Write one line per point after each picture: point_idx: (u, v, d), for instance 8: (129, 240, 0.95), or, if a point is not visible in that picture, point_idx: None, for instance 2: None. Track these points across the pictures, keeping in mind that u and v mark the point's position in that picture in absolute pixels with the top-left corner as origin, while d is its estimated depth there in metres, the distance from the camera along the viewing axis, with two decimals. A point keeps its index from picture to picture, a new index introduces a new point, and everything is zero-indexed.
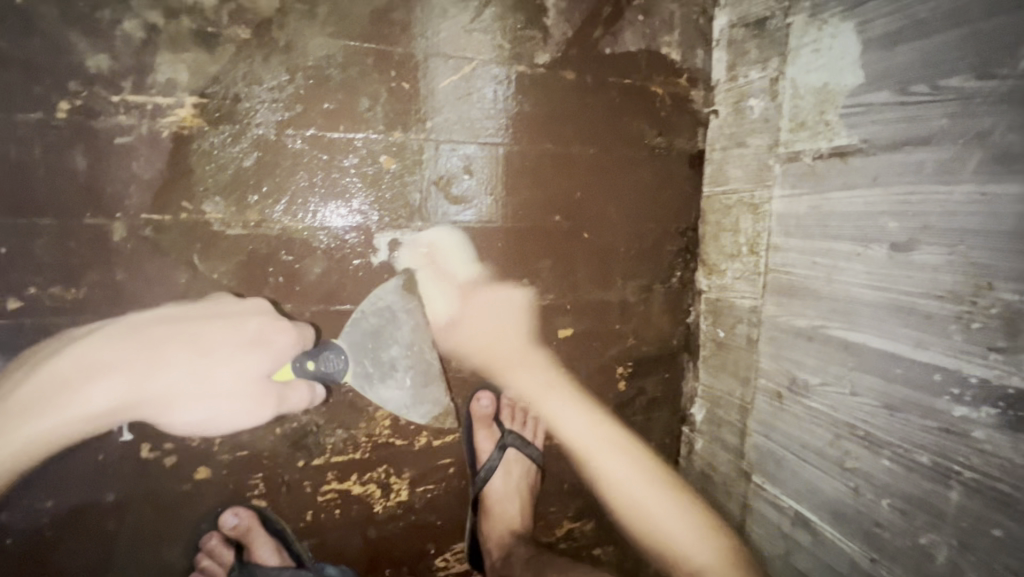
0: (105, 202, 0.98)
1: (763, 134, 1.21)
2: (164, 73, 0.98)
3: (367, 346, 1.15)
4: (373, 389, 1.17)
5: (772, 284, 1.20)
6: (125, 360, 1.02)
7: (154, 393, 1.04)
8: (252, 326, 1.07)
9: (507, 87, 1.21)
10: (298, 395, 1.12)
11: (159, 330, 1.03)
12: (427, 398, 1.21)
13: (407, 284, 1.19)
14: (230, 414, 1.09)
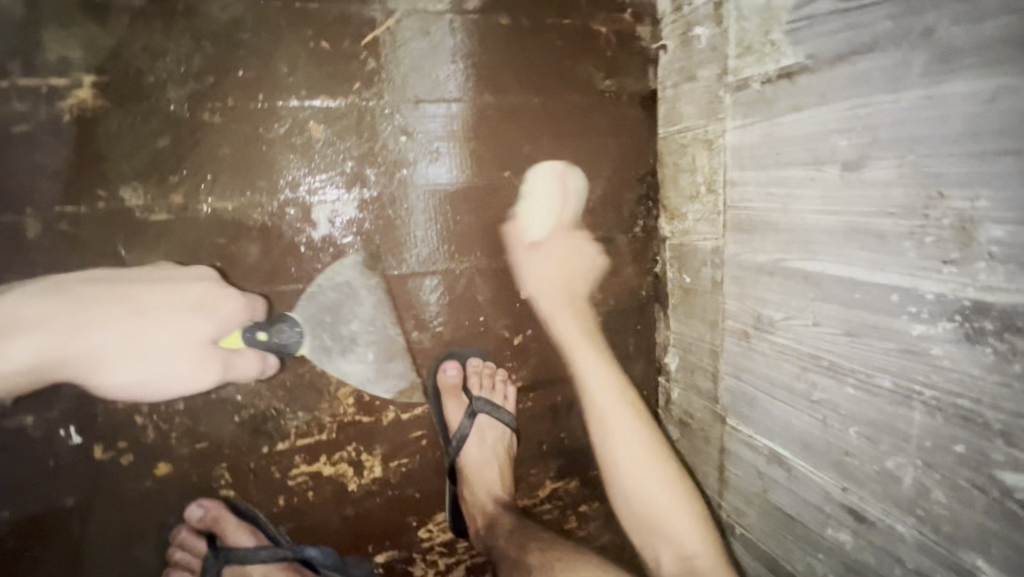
0: (13, 197, 0.92)
1: (711, 64, 1.14)
2: (55, 51, 0.91)
3: (326, 321, 1.14)
4: (332, 362, 1.16)
5: (732, 222, 1.15)
6: (42, 319, 0.91)
7: (74, 354, 0.93)
8: (195, 288, 0.99)
9: (436, 37, 1.14)
10: (246, 364, 1.06)
11: (85, 288, 0.94)
12: (391, 371, 1.21)
13: (367, 262, 1.15)
14: (168, 382, 1.00)
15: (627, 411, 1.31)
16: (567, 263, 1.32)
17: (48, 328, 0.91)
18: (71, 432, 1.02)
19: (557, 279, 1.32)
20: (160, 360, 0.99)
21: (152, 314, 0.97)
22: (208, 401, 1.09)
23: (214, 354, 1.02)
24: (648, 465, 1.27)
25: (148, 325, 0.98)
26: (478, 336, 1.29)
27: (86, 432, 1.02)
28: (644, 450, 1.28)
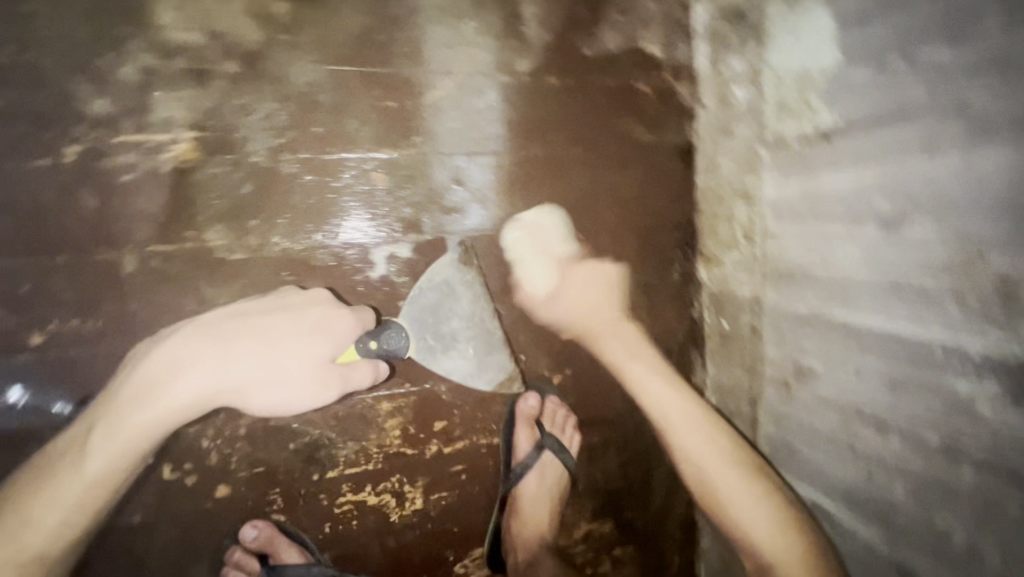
0: (114, 236, 1.03)
1: (749, 122, 1.20)
2: (162, 111, 1.03)
3: (428, 321, 1.20)
4: (436, 360, 1.22)
5: (772, 272, 1.19)
6: (198, 354, 1.04)
7: (229, 384, 1.07)
8: (318, 310, 1.11)
9: (491, 96, 1.24)
10: (360, 373, 1.14)
11: (229, 325, 1.07)
12: (491, 363, 1.28)
13: (462, 258, 1.24)
14: (300, 397, 1.11)
15: (694, 426, 1.32)
16: (594, 302, 1.36)
17: (209, 363, 1.05)
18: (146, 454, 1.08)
19: (590, 312, 1.36)
20: (296, 378, 1.10)
21: (285, 338, 1.10)
22: (268, 427, 1.16)
23: (334, 367, 1.11)
24: (693, 416, 1.33)
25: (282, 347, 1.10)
26: (519, 374, 1.33)
27: (159, 454, 1.10)
28: (703, 434, 1.30)
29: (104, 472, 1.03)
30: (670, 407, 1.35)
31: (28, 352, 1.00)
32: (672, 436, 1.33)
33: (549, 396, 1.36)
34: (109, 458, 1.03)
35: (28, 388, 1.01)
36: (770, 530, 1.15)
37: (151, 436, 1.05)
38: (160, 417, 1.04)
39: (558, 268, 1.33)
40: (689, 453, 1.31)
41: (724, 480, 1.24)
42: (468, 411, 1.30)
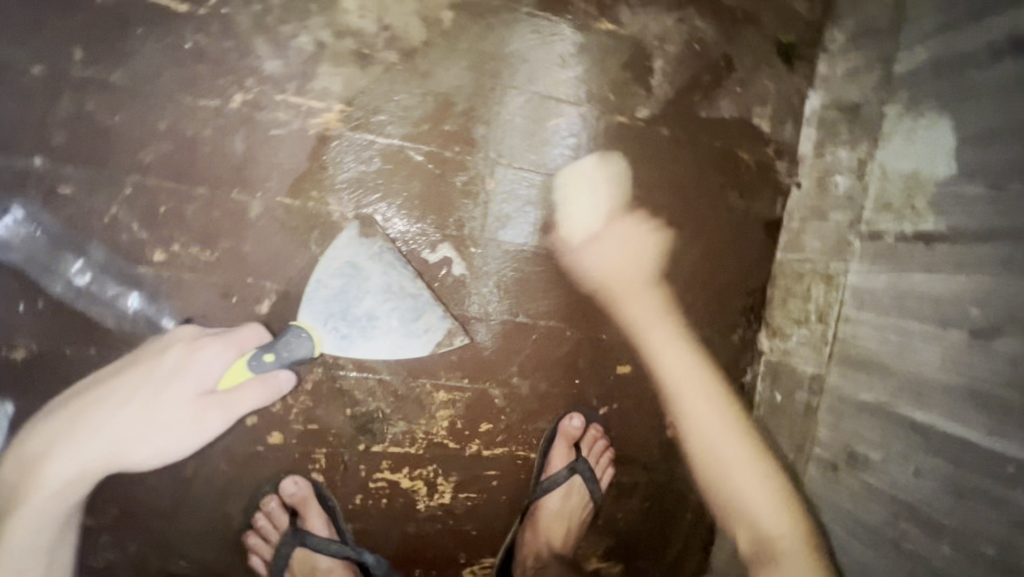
0: (251, 181, 1.11)
1: (846, 211, 1.25)
2: (322, 82, 1.13)
3: (335, 310, 1.12)
4: (356, 346, 1.13)
5: (839, 355, 1.22)
6: (82, 421, 1.03)
7: (101, 449, 1.03)
8: (181, 348, 1.06)
9: (605, 132, 1.31)
10: (249, 397, 1.07)
11: (101, 390, 1.05)
12: (421, 329, 1.17)
13: (360, 232, 1.17)
14: (191, 435, 1.06)
15: (698, 386, 1.43)
16: (634, 259, 1.37)
17: (69, 442, 1.03)
18: None
19: (623, 273, 1.37)
20: (177, 422, 1.05)
21: (159, 391, 1.05)
22: (332, 389, 1.21)
23: (214, 397, 1.05)
24: (722, 426, 1.40)
25: (156, 396, 1.05)
26: (569, 397, 1.37)
27: None
28: (687, 353, 1.42)
29: (20, 560, 1.02)
30: (680, 362, 1.42)
31: (148, 268, 1.08)
32: (693, 416, 1.41)
33: (591, 424, 1.38)
34: (23, 545, 1.02)
35: (143, 299, 1.08)
36: (784, 534, 1.23)
37: (57, 512, 1.05)
38: (53, 502, 1.04)
39: (606, 224, 1.34)
40: (705, 444, 1.40)
41: (755, 493, 1.30)
42: (514, 420, 1.34)
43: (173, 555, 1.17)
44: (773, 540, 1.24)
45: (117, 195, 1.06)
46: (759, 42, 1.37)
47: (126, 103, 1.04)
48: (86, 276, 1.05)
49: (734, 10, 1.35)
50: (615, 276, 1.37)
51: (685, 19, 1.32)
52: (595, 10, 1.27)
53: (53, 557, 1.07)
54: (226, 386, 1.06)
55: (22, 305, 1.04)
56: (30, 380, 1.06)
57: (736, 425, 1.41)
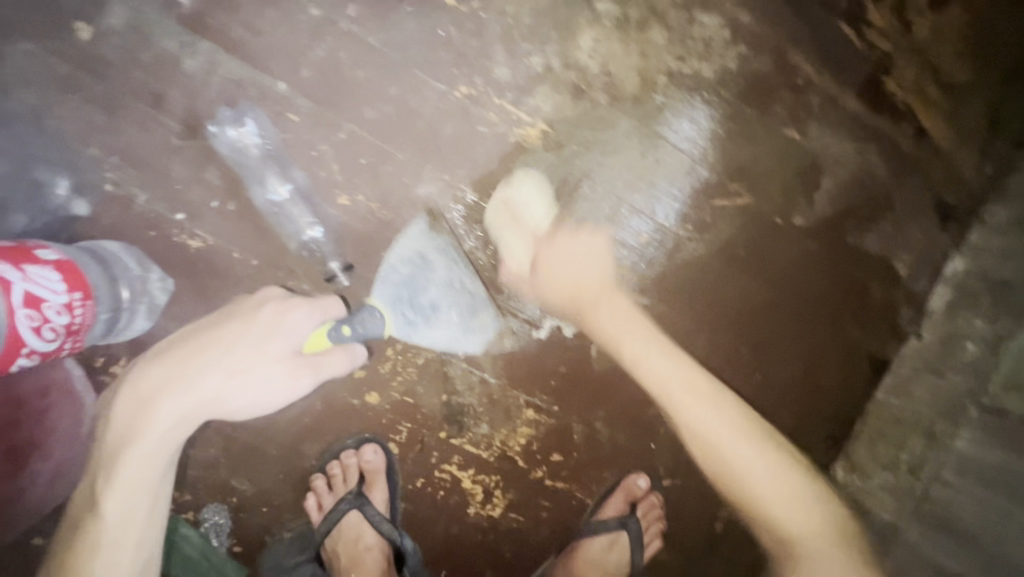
0: (445, 163, 1.20)
1: (967, 378, 1.29)
2: (537, 100, 1.22)
3: (403, 295, 1.15)
4: (418, 332, 1.18)
5: (925, 512, 1.24)
6: (187, 365, 1.00)
7: (199, 400, 0.99)
8: (274, 310, 1.03)
9: (758, 225, 1.35)
10: (335, 364, 1.04)
11: (205, 336, 1.03)
12: (477, 327, 1.24)
13: (431, 225, 1.20)
14: (283, 392, 1.02)
15: (660, 345, 1.20)
16: (598, 256, 1.27)
17: (176, 389, 0.99)
18: None
19: (572, 292, 1.24)
20: (270, 379, 1.01)
21: (257, 348, 1.01)
22: (438, 371, 1.25)
23: (304, 358, 1.02)
24: (731, 418, 1.16)
25: (255, 354, 1.01)
26: (639, 458, 1.36)
27: None
28: (675, 359, 1.19)
29: (127, 500, 0.98)
30: (672, 380, 1.17)
31: (332, 207, 1.16)
32: (669, 399, 1.16)
33: (653, 490, 1.37)
34: (130, 494, 0.97)
35: (321, 233, 1.16)
36: (805, 532, 1.10)
37: (156, 467, 0.99)
38: (154, 451, 0.98)
39: (538, 245, 1.24)
40: (701, 438, 1.14)
41: (745, 460, 1.13)
42: (583, 461, 1.34)
43: (243, 472, 1.21)
44: (800, 544, 1.10)
45: (331, 136, 1.15)
46: (924, 193, 1.41)
47: (372, 64, 1.15)
48: (282, 195, 1.14)
49: (911, 158, 1.40)
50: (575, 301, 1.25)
51: (863, 151, 1.38)
52: (788, 116, 1.34)
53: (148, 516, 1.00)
54: (312, 349, 1.01)
55: (216, 202, 1.13)
56: (195, 270, 1.13)
57: (730, 406, 1.17)
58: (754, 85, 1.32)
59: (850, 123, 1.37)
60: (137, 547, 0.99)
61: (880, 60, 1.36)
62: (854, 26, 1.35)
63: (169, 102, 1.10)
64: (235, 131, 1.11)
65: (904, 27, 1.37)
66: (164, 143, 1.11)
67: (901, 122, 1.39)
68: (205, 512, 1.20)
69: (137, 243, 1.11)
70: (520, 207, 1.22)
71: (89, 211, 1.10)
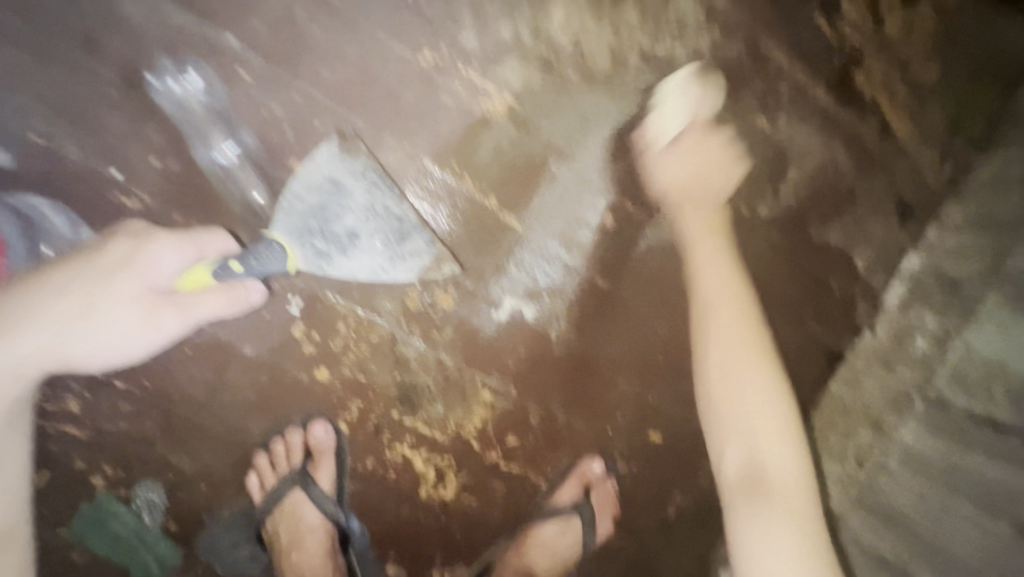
0: (406, 132, 1.15)
1: (917, 370, 1.30)
2: (504, 71, 1.18)
3: (312, 226, 1.09)
4: (333, 264, 1.11)
5: (868, 502, 1.26)
6: (25, 309, 0.91)
7: (38, 348, 0.92)
8: (124, 247, 0.98)
9: (724, 212, 1.35)
10: (213, 302, 0.99)
11: (45, 278, 0.94)
12: (408, 253, 1.15)
13: (343, 147, 1.11)
14: (143, 335, 0.98)
15: (664, 387, 1.35)
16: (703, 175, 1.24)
17: (9, 336, 0.90)
18: (295, 304, 1.15)
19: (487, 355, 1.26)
20: (125, 316, 0.96)
21: (105, 281, 0.95)
22: (392, 348, 1.21)
23: (170, 296, 0.98)
24: (693, 409, 1.36)
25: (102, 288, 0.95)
26: (597, 444, 1.35)
27: (307, 314, 1.16)
28: (646, 350, 1.34)
29: None
30: (646, 368, 1.34)
31: (284, 171, 1.10)
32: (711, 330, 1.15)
33: (608, 475, 1.36)
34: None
35: (271, 200, 1.10)
36: (785, 471, 1.06)
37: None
38: None
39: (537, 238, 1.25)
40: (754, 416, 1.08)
41: (719, 463, 1.36)
42: (539, 446, 1.33)
43: (182, 448, 1.15)
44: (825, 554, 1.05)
45: (285, 97, 1.09)
46: (885, 190, 1.43)
47: (331, 22, 1.09)
48: (228, 156, 1.07)
49: (874, 154, 1.41)
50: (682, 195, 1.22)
51: (830, 145, 1.38)
52: (758, 105, 1.33)
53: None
54: (184, 289, 0.98)
55: (155, 160, 1.05)
56: None
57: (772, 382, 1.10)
58: (725, 71, 1.30)
59: (818, 116, 1.37)
60: None
61: (851, 54, 1.36)
62: (827, 17, 1.34)
63: (107, 48, 1.02)
64: (177, 85, 1.04)
65: (876, 22, 1.37)
66: (98, 93, 1.03)
67: (868, 119, 1.40)
68: (138, 489, 1.14)
69: (67, 199, 1.03)
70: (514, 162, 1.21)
71: (14, 161, 1.01)
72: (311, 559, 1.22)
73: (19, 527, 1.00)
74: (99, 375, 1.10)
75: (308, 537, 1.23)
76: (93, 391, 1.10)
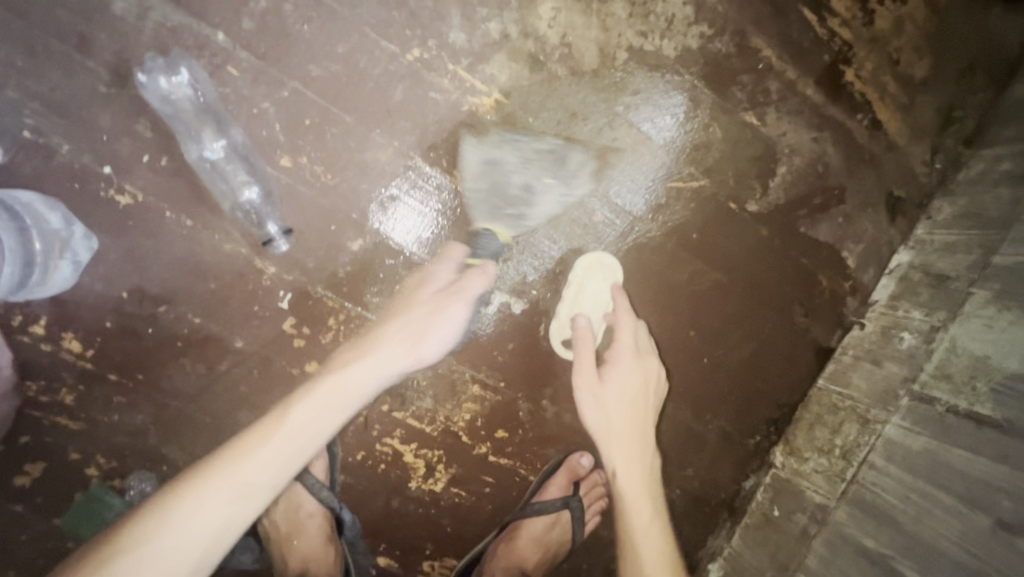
0: (394, 128, 1.16)
1: (903, 365, 1.30)
2: (492, 68, 1.19)
3: (497, 201, 1.22)
4: (529, 215, 1.24)
5: (852, 496, 1.27)
6: (388, 339, 1.08)
7: (380, 370, 1.06)
8: (430, 307, 1.13)
9: (712, 207, 1.35)
10: (474, 283, 1.14)
11: (397, 305, 1.14)
12: (575, 170, 1.26)
13: (473, 134, 1.19)
14: (444, 330, 1.13)
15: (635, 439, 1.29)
16: (632, 425, 1.29)
17: (370, 360, 1.06)
18: (285, 298, 1.16)
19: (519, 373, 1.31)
20: (431, 321, 1.11)
21: (416, 299, 1.13)
22: None
23: (445, 290, 1.14)
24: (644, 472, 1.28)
25: (421, 339, 1.10)
26: (585, 438, 1.37)
27: (295, 306, 1.17)
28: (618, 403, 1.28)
29: (249, 464, 0.92)
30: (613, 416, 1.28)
31: (273, 168, 1.11)
32: (606, 434, 1.28)
33: (596, 469, 1.38)
34: (223, 492, 0.88)
35: (260, 197, 1.11)
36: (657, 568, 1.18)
37: (285, 477, 0.94)
38: (303, 433, 0.96)
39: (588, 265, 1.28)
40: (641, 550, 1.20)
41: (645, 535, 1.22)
42: (529, 439, 1.34)
43: (175, 440, 1.16)
44: None
45: (274, 93, 1.10)
46: (874, 186, 1.43)
47: (319, 19, 1.10)
48: (217, 151, 1.09)
49: (864, 150, 1.42)
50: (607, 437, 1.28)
51: (820, 140, 1.39)
52: (747, 101, 1.33)
53: (242, 501, 0.89)
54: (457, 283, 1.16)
55: (146, 156, 1.07)
56: (124, 227, 1.08)
57: (647, 458, 1.30)
58: (714, 67, 1.30)
59: (807, 111, 1.37)
60: (230, 510, 0.88)
61: (840, 50, 1.36)
62: (816, 13, 1.35)
63: (96, 45, 1.03)
64: (166, 81, 1.05)
65: (865, 17, 1.37)
66: (89, 89, 1.04)
67: (857, 114, 1.40)
68: (131, 480, 1.15)
69: (58, 195, 1.04)
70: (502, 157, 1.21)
71: (5, 157, 1.03)
72: (312, 547, 1.22)
73: (220, 541, 0.87)
74: (92, 367, 1.11)
75: (308, 524, 1.24)
76: (86, 383, 1.11)
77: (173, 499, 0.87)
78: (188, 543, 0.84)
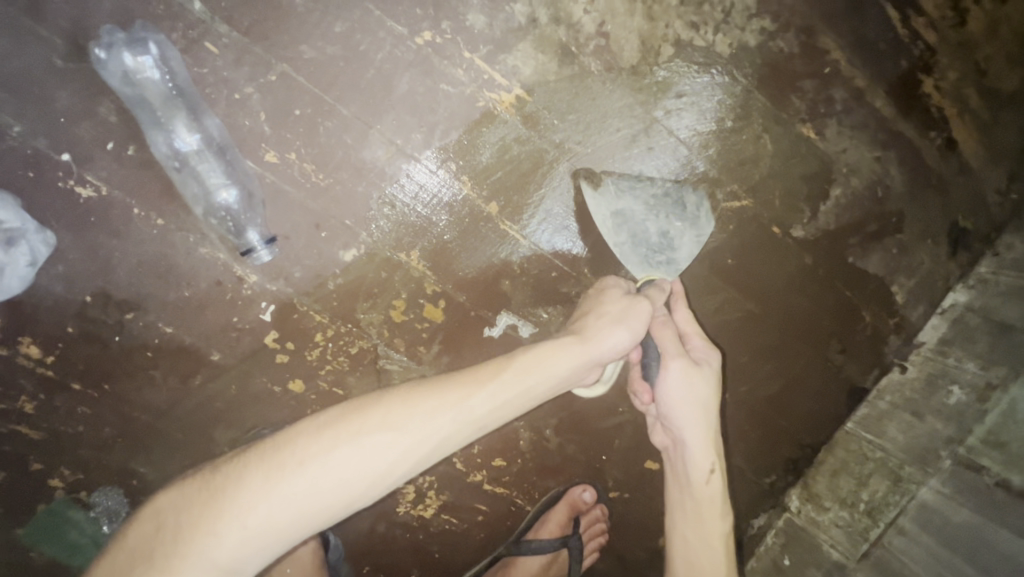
0: (397, 125, 1.00)
1: (948, 422, 1.17)
2: (516, 58, 1.01)
3: (642, 251, 1.13)
4: (674, 258, 1.14)
5: (875, 559, 1.18)
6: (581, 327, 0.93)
7: (573, 357, 0.88)
8: (621, 301, 0.96)
9: (753, 229, 1.19)
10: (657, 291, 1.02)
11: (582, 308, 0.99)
12: (694, 211, 1.15)
13: (593, 186, 1.10)
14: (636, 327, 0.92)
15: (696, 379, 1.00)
16: (703, 408, 0.99)
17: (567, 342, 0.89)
18: (267, 310, 1.04)
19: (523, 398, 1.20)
20: (619, 316, 0.93)
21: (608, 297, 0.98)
22: (371, 361, 1.10)
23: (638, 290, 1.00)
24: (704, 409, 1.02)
25: (618, 320, 0.92)
26: (589, 470, 1.27)
27: (278, 320, 1.05)
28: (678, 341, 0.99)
29: (430, 418, 0.78)
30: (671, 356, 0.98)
31: (255, 164, 0.96)
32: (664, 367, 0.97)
33: (598, 502, 1.28)
34: (404, 438, 0.76)
35: (238, 196, 0.97)
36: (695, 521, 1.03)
37: (460, 440, 0.81)
38: (501, 397, 0.83)
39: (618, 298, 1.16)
40: (690, 537, 1.03)
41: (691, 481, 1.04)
42: (528, 469, 1.24)
43: (145, 455, 1.07)
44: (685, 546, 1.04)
45: (258, 77, 0.94)
46: (938, 214, 1.26)
47: None
48: (190, 143, 0.94)
49: (932, 173, 1.24)
50: (669, 418, 1.00)
51: (884, 160, 1.21)
52: (806, 110, 1.15)
53: (415, 453, 0.76)
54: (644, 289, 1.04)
55: (111, 144, 0.93)
56: (85, 225, 0.95)
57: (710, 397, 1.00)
58: (774, 69, 1.12)
59: (873, 126, 1.19)
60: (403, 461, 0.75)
61: (921, 56, 1.17)
62: (898, 11, 1.15)
63: (51, 10, 0.88)
64: (131, 57, 0.89)
65: (955, 18, 1.17)
66: (44, 64, 0.89)
67: (930, 132, 1.22)
68: (99, 495, 1.07)
69: (10, 185, 0.92)
70: (521, 163, 1.06)
71: None
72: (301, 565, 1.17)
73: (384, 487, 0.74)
74: (54, 376, 1.01)
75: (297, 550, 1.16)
76: (48, 392, 1.02)
77: (356, 423, 0.76)
78: (311, 496, 0.70)
